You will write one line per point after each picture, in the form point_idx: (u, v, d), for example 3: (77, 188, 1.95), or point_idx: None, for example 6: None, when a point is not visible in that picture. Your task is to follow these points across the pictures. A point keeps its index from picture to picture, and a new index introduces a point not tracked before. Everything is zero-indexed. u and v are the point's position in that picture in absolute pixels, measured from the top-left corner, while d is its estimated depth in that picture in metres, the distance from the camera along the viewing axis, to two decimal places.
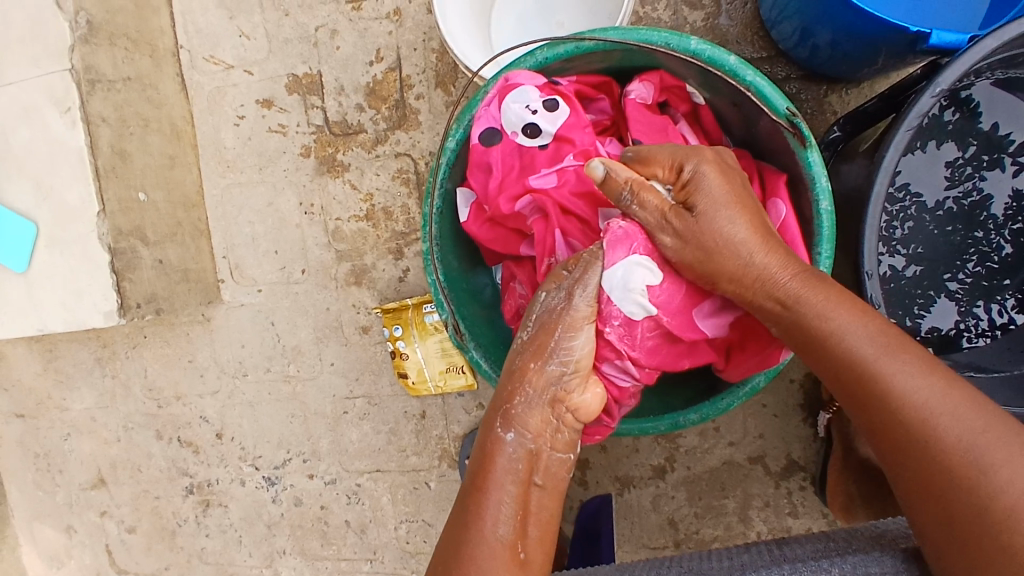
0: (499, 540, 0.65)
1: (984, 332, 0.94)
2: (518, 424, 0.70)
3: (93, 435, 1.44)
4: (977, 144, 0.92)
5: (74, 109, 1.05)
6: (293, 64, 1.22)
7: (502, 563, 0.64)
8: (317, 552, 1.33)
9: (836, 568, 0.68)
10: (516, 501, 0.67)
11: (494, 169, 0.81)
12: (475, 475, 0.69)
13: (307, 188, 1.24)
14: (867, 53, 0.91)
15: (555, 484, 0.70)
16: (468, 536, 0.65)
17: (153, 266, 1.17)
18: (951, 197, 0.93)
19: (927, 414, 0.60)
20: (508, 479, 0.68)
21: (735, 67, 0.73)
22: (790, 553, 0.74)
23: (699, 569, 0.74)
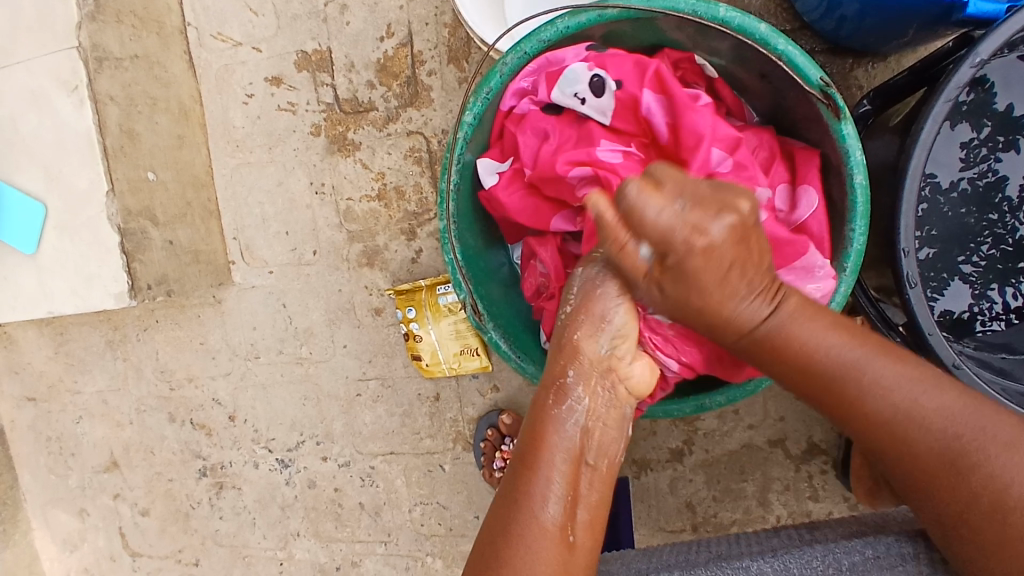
0: (548, 522, 0.64)
1: (999, 316, 0.91)
2: (571, 398, 0.68)
3: (105, 418, 1.44)
4: (993, 124, 0.88)
5: (82, 88, 1.03)
6: (302, 40, 1.20)
7: (551, 545, 0.63)
8: (331, 534, 1.33)
9: (870, 549, 0.68)
10: (567, 480, 0.66)
11: (549, 134, 0.82)
12: (526, 451, 0.68)
13: (318, 168, 1.22)
14: (897, 26, 0.88)
15: (607, 466, 0.70)
16: (515, 519, 0.64)
17: (164, 247, 1.15)
18: (966, 178, 0.90)
19: (879, 368, 0.62)
20: (561, 459, 0.67)
21: (765, 35, 0.70)
22: (820, 535, 0.73)
23: (729, 552, 0.73)
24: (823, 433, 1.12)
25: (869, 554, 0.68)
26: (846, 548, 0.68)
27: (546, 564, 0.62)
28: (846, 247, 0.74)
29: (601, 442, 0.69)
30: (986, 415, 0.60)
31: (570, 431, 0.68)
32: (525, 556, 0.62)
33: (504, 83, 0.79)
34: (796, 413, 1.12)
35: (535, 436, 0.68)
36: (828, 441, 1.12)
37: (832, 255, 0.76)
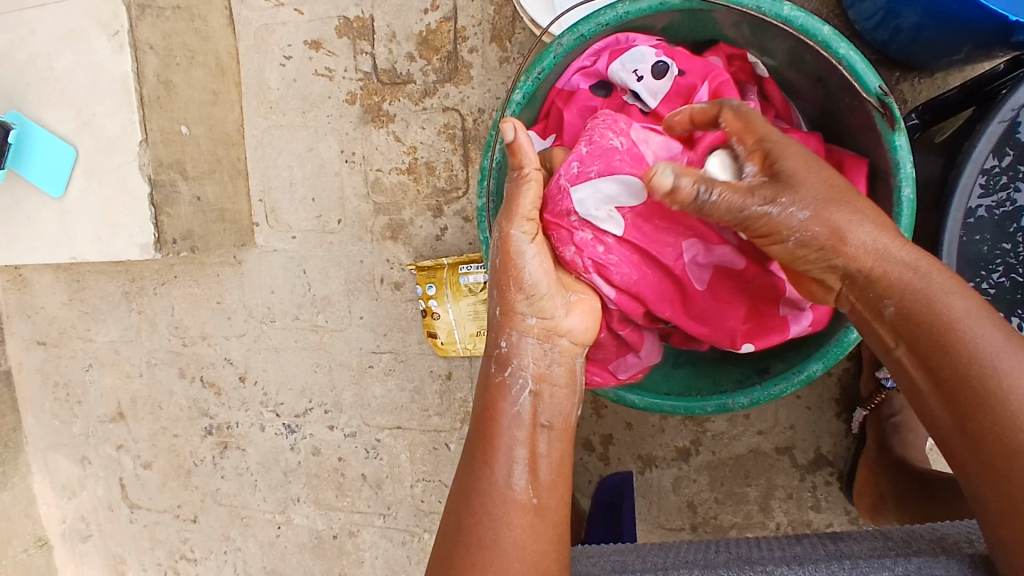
0: (514, 490, 0.65)
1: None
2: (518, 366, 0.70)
3: (115, 369, 1.44)
4: None
5: (123, 33, 1.02)
6: (345, 6, 1.19)
7: (517, 513, 0.64)
8: (331, 502, 1.34)
9: (901, 566, 0.62)
10: (526, 448, 0.67)
11: (596, 113, 0.80)
12: (483, 424, 0.68)
13: (350, 137, 1.21)
14: (952, 42, 0.87)
15: (563, 423, 0.70)
16: (481, 494, 0.65)
17: (191, 203, 1.15)
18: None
19: (956, 300, 0.59)
20: (517, 430, 0.67)
21: (827, 39, 0.69)
22: (846, 549, 0.68)
23: (749, 556, 0.70)
24: (831, 445, 1.12)
25: (899, 571, 0.62)
26: (874, 563, 0.63)
27: (517, 533, 0.63)
28: None
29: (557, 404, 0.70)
30: None
31: (524, 402, 0.69)
32: (495, 528, 0.63)
33: (556, 63, 0.78)
34: (807, 423, 1.13)
35: (489, 409, 0.68)
36: (836, 453, 1.12)
37: None
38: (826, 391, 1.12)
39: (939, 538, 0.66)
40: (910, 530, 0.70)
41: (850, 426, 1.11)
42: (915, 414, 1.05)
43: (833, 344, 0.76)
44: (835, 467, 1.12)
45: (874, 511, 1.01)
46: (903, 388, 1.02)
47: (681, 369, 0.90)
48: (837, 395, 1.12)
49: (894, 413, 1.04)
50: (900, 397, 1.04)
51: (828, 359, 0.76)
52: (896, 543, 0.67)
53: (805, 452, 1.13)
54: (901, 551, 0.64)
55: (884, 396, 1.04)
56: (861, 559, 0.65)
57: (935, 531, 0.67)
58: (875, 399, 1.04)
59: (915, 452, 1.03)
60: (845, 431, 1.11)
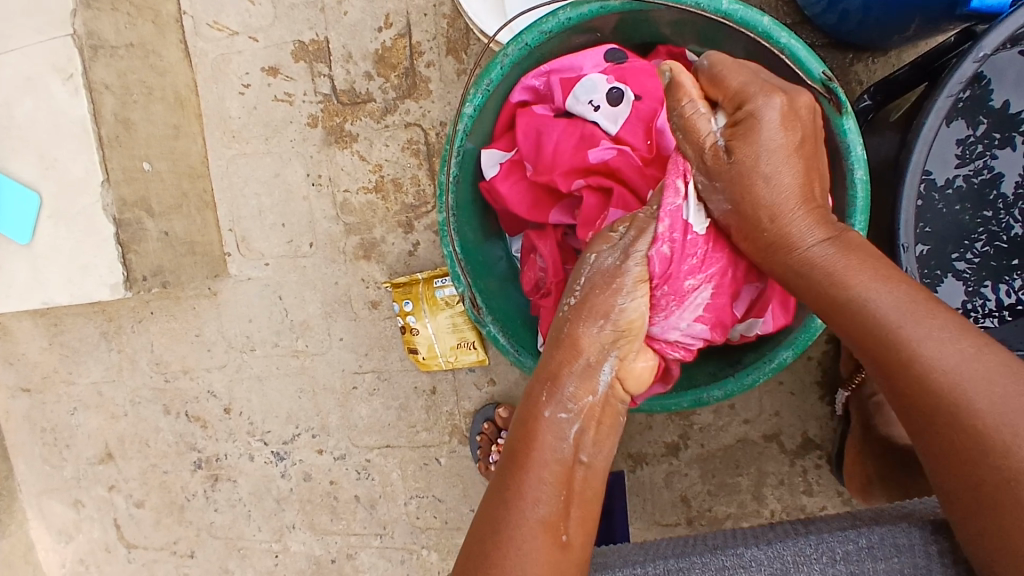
0: (540, 522, 0.60)
1: (991, 312, 0.91)
2: (563, 402, 0.65)
3: (100, 410, 1.43)
4: (989, 122, 0.88)
5: (77, 75, 1.02)
6: (300, 30, 1.19)
7: (542, 544, 0.59)
8: (326, 526, 1.33)
9: (863, 539, 0.64)
10: (559, 480, 0.62)
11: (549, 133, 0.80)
12: (518, 447, 0.64)
13: (315, 159, 1.21)
14: (898, 22, 0.87)
15: (600, 468, 0.65)
16: (506, 512, 0.60)
17: (158, 238, 1.14)
18: (961, 175, 0.90)
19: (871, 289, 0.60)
20: (554, 458, 0.63)
21: (768, 29, 0.70)
22: (815, 528, 0.70)
23: (724, 543, 0.71)
24: (818, 428, 1.12)
25: (863, 544, 0.64)
26: (837, 533, 0.66)
27: (538, 557, 0.59)
28: None
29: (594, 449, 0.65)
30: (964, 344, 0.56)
31: (568, 438, 0.64)
32: (516, 562, 0.58)
33: (505, 74, 0.79)
34: (792, 408, 1.13)
35: (526, 434, 0.64)
36: (823, 436, 1.12)
37: None
38: (808, 375, 1.12)
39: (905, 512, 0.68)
40: (876, 509, 0.72)
41: (833, 409, 1.11)
42: None
43: (801, 331, 0.76)
44: (824, 450, 1.12)
45: (864, 491, 1.00)
46: None
47: None
48: (819, 378, 1.12)
49: None
50: None
51: (797, 346, 0.76)
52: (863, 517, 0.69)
53: (792, 437, 1.13)
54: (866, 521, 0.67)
55: (863, 375, 1.03)
56: (826, 534, 0.66)
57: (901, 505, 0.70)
58: (854, 378, 1.04)
59: None
60: (829, 413, 1.12)
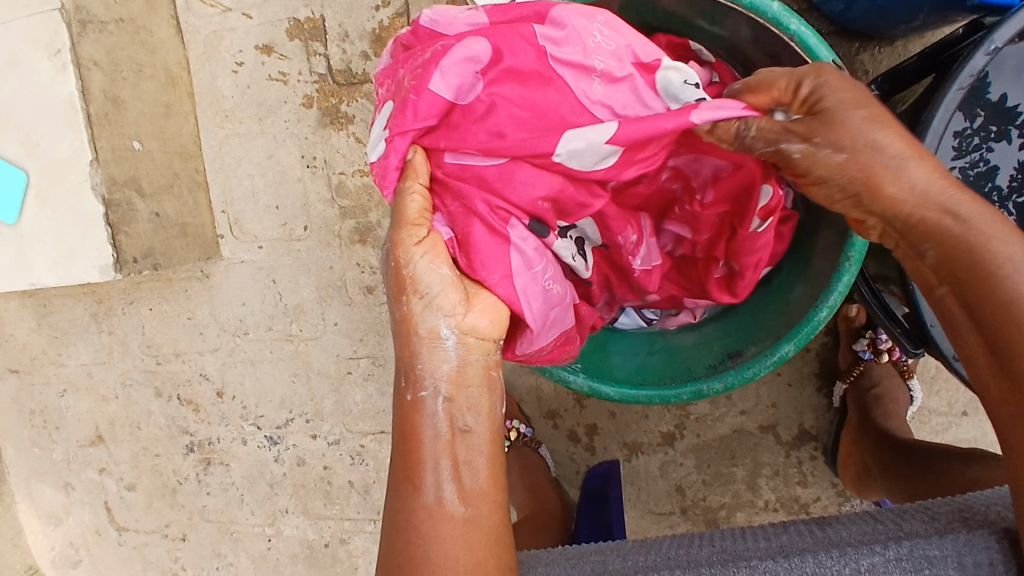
0: (441, 497, 0.62)
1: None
2: (427, 381, 0.64)
3: (90, 392, 1.41)
4: (985, 114, 0.83)
5: (64, 51, 0.99)
6: (294, 7, 1.16)
7: (446, 522, 0.62)
8: (320, 511, 1.32)
9: (891, 550, 0.60)
10: (449, 455, 0.63)
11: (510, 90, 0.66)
12: (403, 439, 0.64)
13: (310, 141, 1.19)
14: (911, 9, 0.85)
15: (487, 426, 0.66)
16: (404, 508, 0.62)
17: (149, 219, 1.12)
18: (956, 167, 0.84)
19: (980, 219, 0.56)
20: (433, 437, 0.64)
21: (778, 15, 0.69)
22: (835, 536, 0.67)
23: (737, 552, 0.68)
24: (814, 419, 1.12)
25: (890, 555, 0.60)
26: (863, 547, 0.61)
27: (450, 541, 0.61)
28: (851, 235, 0.71)
29: (474, 408, 0.65)
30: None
31: (438, 412, 0.64)
32: (420, 537, 0.61)
33: None
34: (789, 399, 1.13)
35: (406, 423, 0.65)
36: (819, 427, 1.12)
37: (837, 243, 0.74)
38: (805, 366, 1.12)
39: (930, 517, 0.64)
40: (899, 510, 0.69)
41: (831, 400, 1.11)
42: (895, 384, 1.05)
43: (804, 324, 0.75)
44: (820, 441, 1.12)
45: (859, 482, 1.01)
46: (879, 359, 1.04)
47: (659, 354, 0.89)
48: (816, 369, 1.12)
49: (873, 385, 1.04)
50: (879, 368, 1.04)
51: (800, 339, 0.75)
52: (888, 526, 0.66)
53: (789, 428, 1.13)
54: (894, 533, 0.63)
55: (862, 368, 1.05)
56: (849, 547, 0.62)
57: (928, 510, 0.67)
58: (854, 371, 1.06)
59: (897, 422, 1.02)
60: (826, 405, 1.12)
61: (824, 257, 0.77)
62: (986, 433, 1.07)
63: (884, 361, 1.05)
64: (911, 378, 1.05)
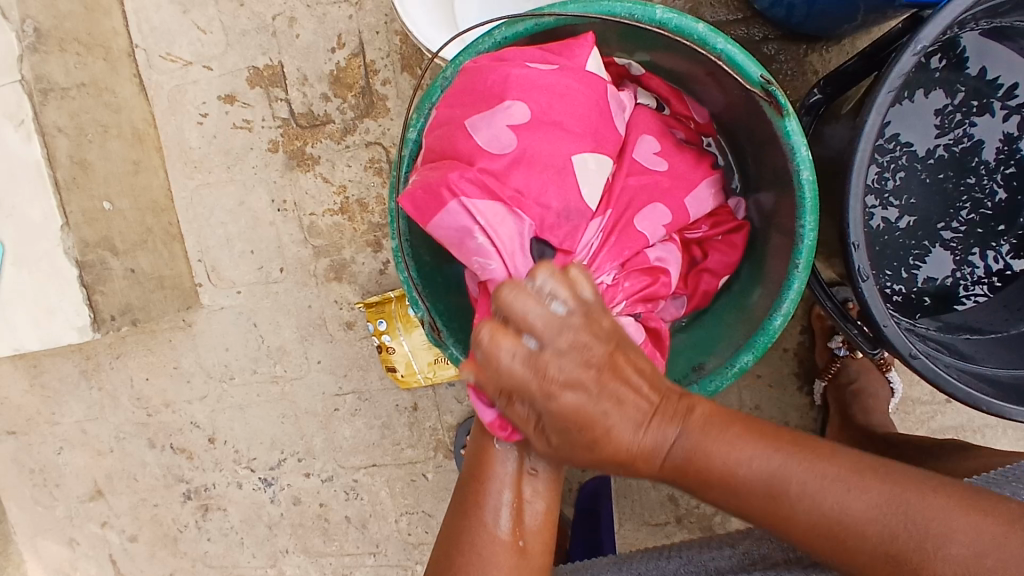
0: (501, 532, 0.69)
1: (980, 279, 0.92)
2: (508, 433, 0.70)
3: (86, 448, 1.42)
4: (966, 89, 0.89)
5: (28, 121, 1.01)
6: (253, 56, 1.18)
7: (503, 554, 0.68)
8: (320, 549, 1.33)
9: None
10: (513, 490, 0.70)
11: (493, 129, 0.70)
12: (474, 466, 0.71)
13: (279, 184, 1.20)
14: (844, 10, 0.86)
15: (551, 473, 0.71)
16: (464, 526, 0.69)
17: (125, 276, 1.14)
18: (941, 145, 0.90)
19: (801, 473, 0.60)
20: (508, 471, 0.70)
21: (704, 35, 0.69)
22: (782, 533, 0.74)
23: (695, 556, 0.75)
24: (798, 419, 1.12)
25: None
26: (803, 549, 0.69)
27: (499, 568, 0.67)
28: (797, 243, 0.73)
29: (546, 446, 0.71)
30: (886, 490, 0.59)
31: (512, 458, 0.70)
32: (477, 567, 0.67)
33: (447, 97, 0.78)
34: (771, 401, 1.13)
35: (482, 453, 0.71)
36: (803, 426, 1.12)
37: (787, 249, 0.75)
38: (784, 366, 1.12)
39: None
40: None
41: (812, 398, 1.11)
42: (873, 378, 1.05)
43: (760, 333, 0.75)
44: None
45: None
46: (855, 354, 1.04)
47: None
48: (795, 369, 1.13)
49: (851, 381, 1.05)
50: (855, 363, 1.05)
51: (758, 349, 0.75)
52: None
53: None
54: None
55: (839, 365, 1.06)
56: (791, 546, 0.70)
57: None
58: (830, 369, 1.07)
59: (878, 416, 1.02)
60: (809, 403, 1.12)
61: (777, 264, 0.78)
62: (969, 418, 1.07)
63: (859, 355, 1.05)
64: (888, 371, 1.05)
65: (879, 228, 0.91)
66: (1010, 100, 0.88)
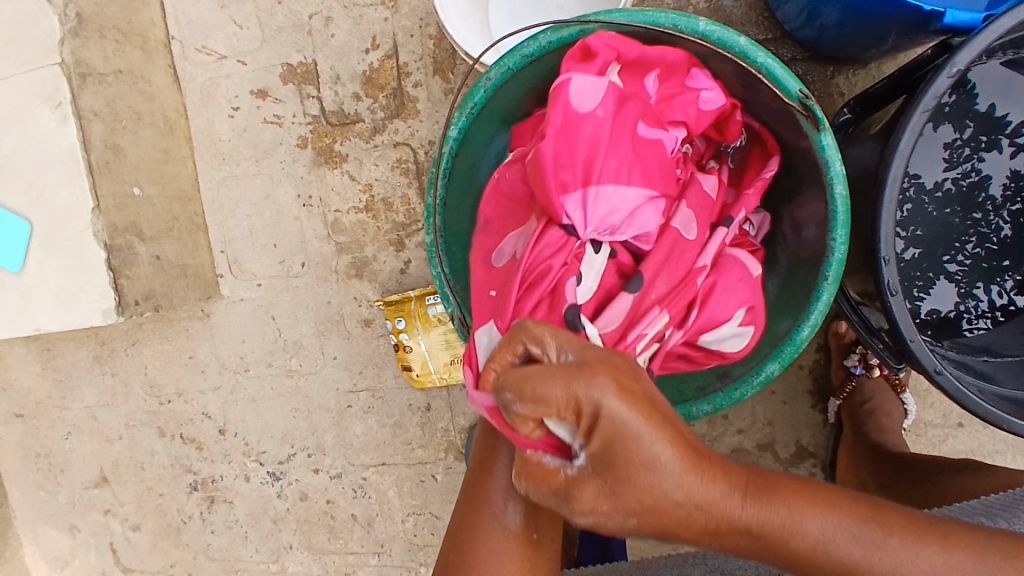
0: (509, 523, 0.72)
1: (985, 313, 0.94)
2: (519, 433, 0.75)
3: (94, 434, 1.42)
4: (975, 125, 0.90)
5: (65, 104, 1.02)
6: (287, 53, 1.20)
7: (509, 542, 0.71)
8: (324, 546, 1.32)
9: None
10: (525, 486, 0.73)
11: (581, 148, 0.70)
12: (482, 458, 0.75)
13: (305, 180, 1.22)
14: (876, 34, 0.88)
15: None
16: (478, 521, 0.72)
17: (150, 262, 1.15)
18: (949, 178, 0.91)
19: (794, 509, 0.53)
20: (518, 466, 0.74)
21: (745, 48, 0.70)
22: None
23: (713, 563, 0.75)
24: (811, 436, 1.13)
25: None
26: None
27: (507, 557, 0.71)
28: (828, 257, 0.74)
29: None
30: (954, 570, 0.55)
31: None
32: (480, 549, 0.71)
33: (488, 97, 0.79)
34: (785, 417, 1.14)
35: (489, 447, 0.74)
36: (816, 443, 1.13)
37: (815, 266, 0.76)
38: (799, 383, 1.13)
39: None
40: None
41: (826, 416, 1.12)
42: (887, 398, 1.06)
43: (787, 344, 0.76)
44: (818, 457, 1.13)
45: (859, 498, 1.00)
46: (871, 373, 1.05)
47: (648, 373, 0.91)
48: (810, 386, 1.13)
49: (866, 399, 1.06)
50: (871, 382, 1.06)
51: (784, 360, 0.76)
52: None
53: (786, 446, 1.14)
54: None
55: (854, 383, 1.07)
56: None
57: None
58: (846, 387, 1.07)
59: (892, 436, 1.03)
60: (822, 421, 1.13)
61: (802, 281, 0.79)
62: (981, 442, 1.08)
63: (876, 375, 1.06)
64: (903, 392, 1.07)
65: None
66: (1017, 137, 0.90)
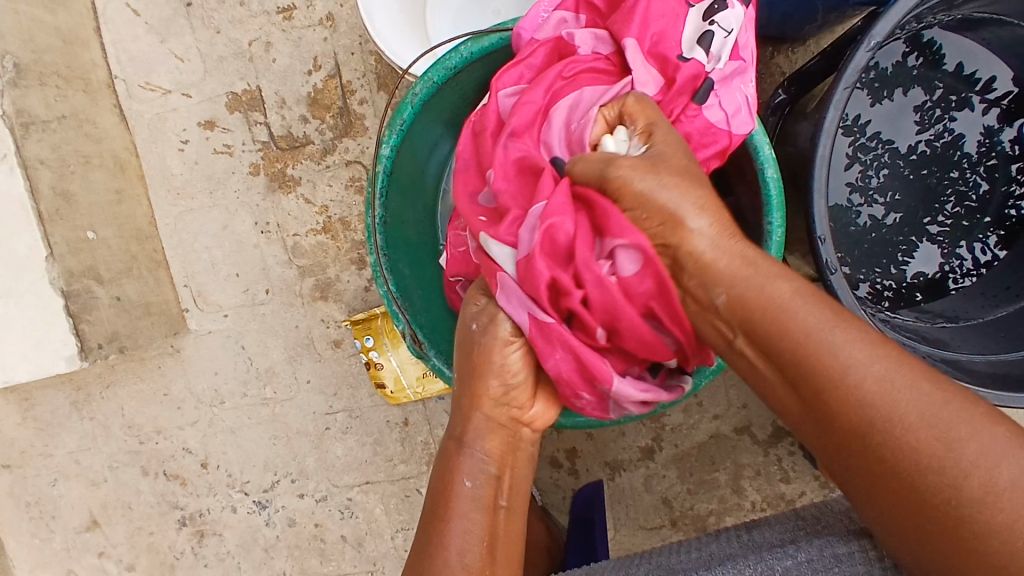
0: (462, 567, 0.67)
1: (969, 272, 0.92)
2: (475, 469, 0.72)
3: (80, 479, 1.42)
4: (945, 85, 0.91)
5: (9, 155, 1.02)
6: (231, 81, 1.20)
7: None
8: (317, 570, 1.32)
9: (802, 553, 0.66)
10: (482, 526, 0.70)
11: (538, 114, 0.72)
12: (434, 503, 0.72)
13: (261, 207, 1.21)
14: (805, 12, 0.88)
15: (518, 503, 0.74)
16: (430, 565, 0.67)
17: (111, 304, 1.15)
18: (923, 140, 0.92)
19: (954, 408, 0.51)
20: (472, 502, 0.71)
21: None
22: (758, 539, 0.73)
23: (670, 563, 0.74)
24: None
25: (802, 558, 0.65)
26: (777, 552, 0.67)
27: None
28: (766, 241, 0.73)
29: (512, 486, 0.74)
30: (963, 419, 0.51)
31: (477, 492, 0.72)
32: None
33: (418, 112, 0.79)
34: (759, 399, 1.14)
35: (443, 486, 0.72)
36: None
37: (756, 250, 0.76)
38: None
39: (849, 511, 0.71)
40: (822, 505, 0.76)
41: None
42: None
43: None
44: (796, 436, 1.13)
45: None
46: None
47: None
48: None
49: None
50: None
51: None
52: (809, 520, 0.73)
53: (763, 427, 1.14)
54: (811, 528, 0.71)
55: None
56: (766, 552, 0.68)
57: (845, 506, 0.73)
58: None
59: None
60: None
61: None
62: None
63: None
64: None
65: (867, 226, 0.92)
66: (989, 93, 0.90)
